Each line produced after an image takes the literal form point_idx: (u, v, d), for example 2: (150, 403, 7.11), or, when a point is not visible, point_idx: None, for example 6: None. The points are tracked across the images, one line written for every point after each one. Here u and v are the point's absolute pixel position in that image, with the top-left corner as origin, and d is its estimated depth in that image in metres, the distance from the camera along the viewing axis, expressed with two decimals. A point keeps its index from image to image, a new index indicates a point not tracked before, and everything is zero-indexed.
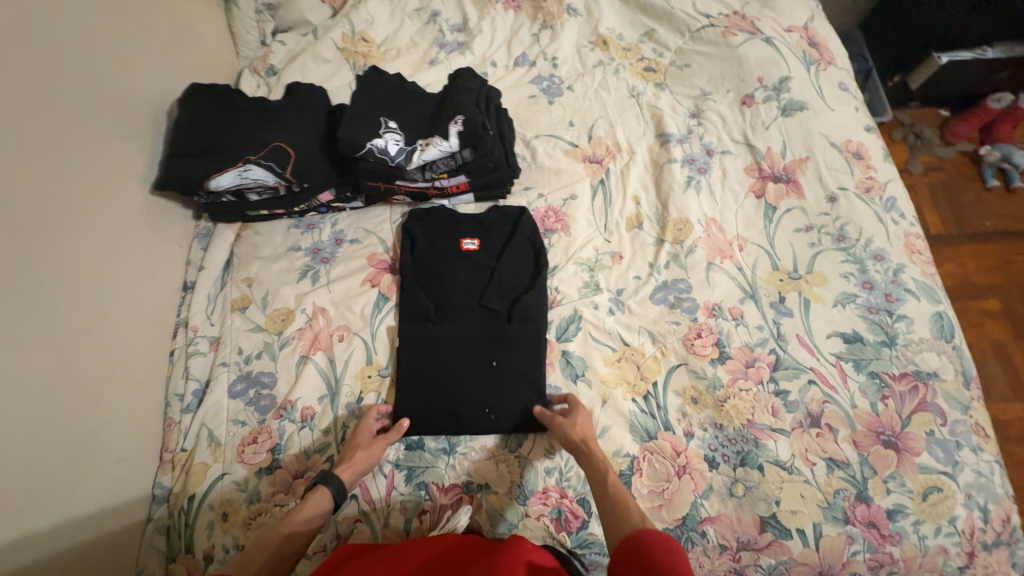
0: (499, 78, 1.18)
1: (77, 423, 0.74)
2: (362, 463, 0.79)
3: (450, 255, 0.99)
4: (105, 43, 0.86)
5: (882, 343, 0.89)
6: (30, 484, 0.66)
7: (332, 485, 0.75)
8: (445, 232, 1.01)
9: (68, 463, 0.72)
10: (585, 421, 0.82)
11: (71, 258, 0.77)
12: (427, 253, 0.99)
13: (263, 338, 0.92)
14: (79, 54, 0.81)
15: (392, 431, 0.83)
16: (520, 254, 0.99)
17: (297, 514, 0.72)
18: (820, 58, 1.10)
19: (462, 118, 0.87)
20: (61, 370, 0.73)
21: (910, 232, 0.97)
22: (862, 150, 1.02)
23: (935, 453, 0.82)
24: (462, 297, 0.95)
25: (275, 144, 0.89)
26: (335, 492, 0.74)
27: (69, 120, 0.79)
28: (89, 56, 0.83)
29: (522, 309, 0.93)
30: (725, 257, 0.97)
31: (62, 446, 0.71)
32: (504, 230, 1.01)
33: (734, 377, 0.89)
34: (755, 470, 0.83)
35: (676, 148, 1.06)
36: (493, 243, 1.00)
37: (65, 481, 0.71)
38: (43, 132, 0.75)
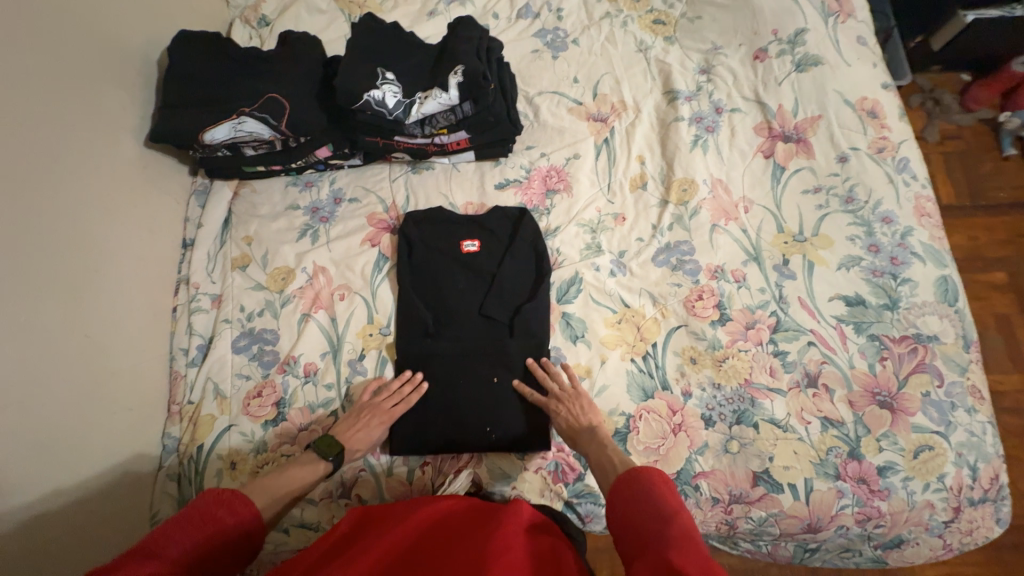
0: (501, 31, 1.13)
1: (84, 376, 0.75)
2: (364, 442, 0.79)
3: (449, 259, 0.95)
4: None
5: (884, 306, 0.89)
6: (41, 428, 0.68)
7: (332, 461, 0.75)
8: (442, 235, 0.96)
9: (74, 410, 0.73)
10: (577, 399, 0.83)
11: (69, 210, 0.76)
12: (426, 259, 0.95)
13: (264, 296, 0.92)
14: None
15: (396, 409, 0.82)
16: (522, 259, 0.95)
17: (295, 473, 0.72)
18: (840, 9, 1.04)
19: (463, 68, 0.83)
20: (64, 323, 0.73)
21: (921, 194, 0.94)
22: (878, 108, 0.97)
23: (930, 413, 0.83)
24: (462, 307, 0.92)
25: (270, 95, 0.84)
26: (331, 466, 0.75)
27: (54, 65, 0.76)
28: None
29: (523, 322, 0.89)
30: (730, 219, 0.95)
31: (71, 397, 0.73)
32: (505, 234, 0.97)
33: (734, 338, 0.89)
34: (750, 427, 0.84)
35: (684, 106, 1.02)
36: (494, 247, 0.96)
37: (75, 430, 0.73)
38: (30, 78, 0.72)
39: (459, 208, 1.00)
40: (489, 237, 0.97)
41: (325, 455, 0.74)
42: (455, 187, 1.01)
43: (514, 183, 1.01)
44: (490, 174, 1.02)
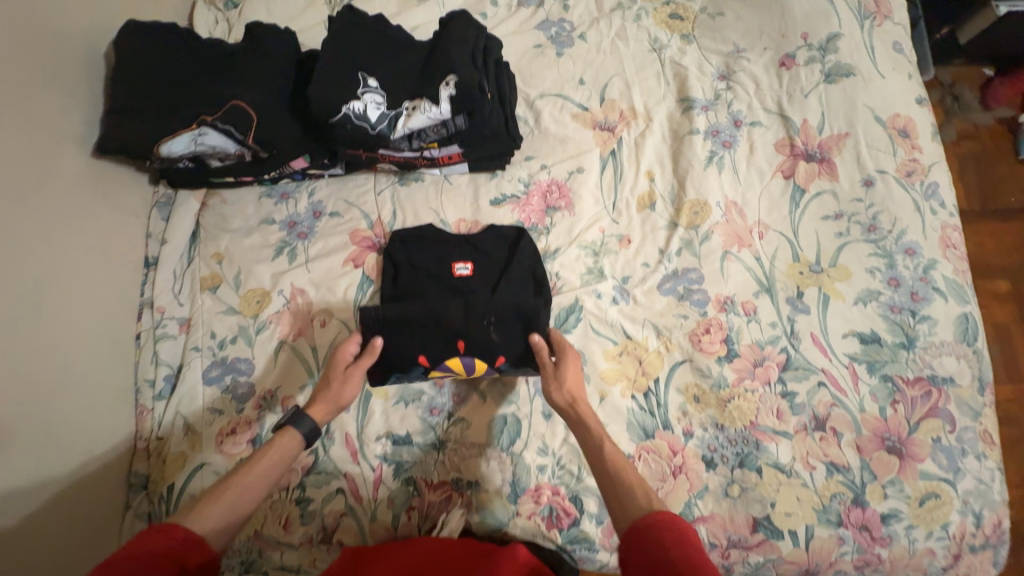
0: (500, 21, 1.01)
1: (33, 423, 0.68)
2: (334, 403, 0.72)
3: (438, 281, 0.86)
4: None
5: (900, 344, 0.84)
6: None
7: (303, 427, 0.69)
8: (431, 257, 0.88)
9: (25, 461, 0.67)
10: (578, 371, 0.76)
11: (5, 237, 0.67)
12: (413, 281, 0.87)
13: (237, 321, 0.85)
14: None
15: (366, 354, 0.75)
16: (520, 284, 0.87)
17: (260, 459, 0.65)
18: (877, 10, 0.93)
19: (455, 78, 0.73)
20: (4, 368, 0.65)
21: (948, 223, 0.88)
22: (910, 126, 0.89)
23: (939, 460, 0.80)
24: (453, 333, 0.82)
25: (233, 102, 0.74)
26: (305, 434, 0.69)
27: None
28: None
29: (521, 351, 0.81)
30: (743, 246, 0.89)
31: (19, 447, 0.66)
32: (501, 256, 0.89)
33: (740, 377, 0.84)
34: (753, 472, 0.81)
35: (699, 117, 0.93)
36: (489, 270, 0.88)
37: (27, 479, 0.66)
38: None
39: (451, 225, 0.91)
40: (483, 260, 0.89)
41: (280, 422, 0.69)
42: (447, 203, 0.92)
43: (511, 199, 0.92)
44: (485, 188, 0.93)
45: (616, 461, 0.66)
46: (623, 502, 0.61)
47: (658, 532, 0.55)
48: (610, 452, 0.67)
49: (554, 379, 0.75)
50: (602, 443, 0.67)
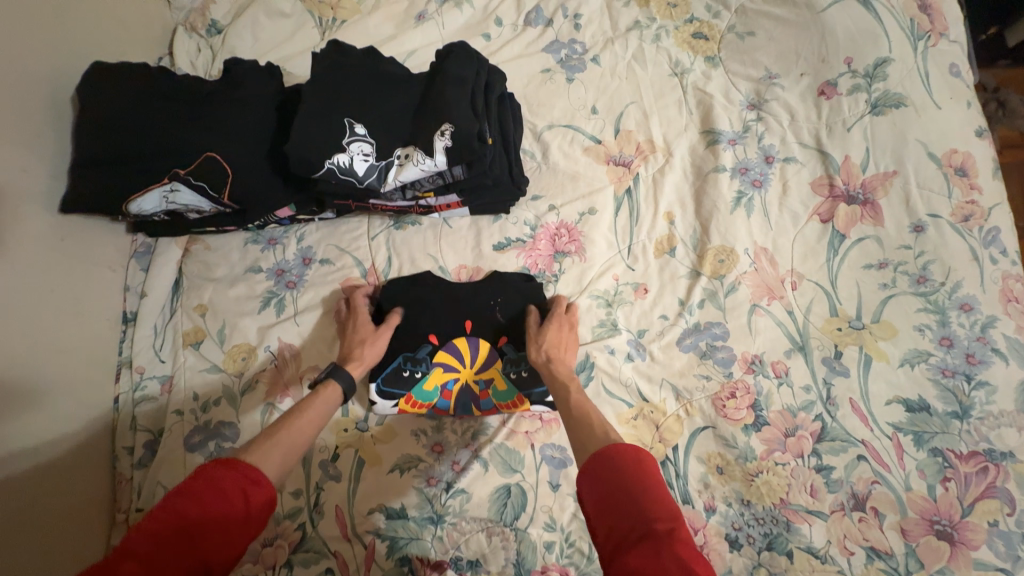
0: (505, 42, 0.92)
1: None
2: (369, 360, 0.74)
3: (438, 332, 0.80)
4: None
5: (952, 414, 0.75)
6: None
7: (343, 378, 0.70)
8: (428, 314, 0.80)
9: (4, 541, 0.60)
10: (560, 331, 0.76)
11: None
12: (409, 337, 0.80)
13: (221, 381, 0.79)
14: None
15: (390, 321, 0.78)
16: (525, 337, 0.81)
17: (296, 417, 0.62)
18: (932, 27, 0.82)
19: (451, 126, 0.65)
20: None
21: (1010, 273, 0.77)
22: (968, 164, 0.79)
23: (996, 547, 0.71)
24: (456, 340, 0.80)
25: (207, 154, 0.67)
26: (346, 387, 0.70)
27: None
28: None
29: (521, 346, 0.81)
30: (773, 298, 0.80)
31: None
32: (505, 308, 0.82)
33: (770, 449, 0.76)
34: (783, 556, 0.72)
35: (726, 152, 0.84)
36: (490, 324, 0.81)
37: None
38: None
39: (451, 274, 0.84)
40: (486, 316, 0.81)
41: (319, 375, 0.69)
42: (446, 248, 0.85)
43: (516, 244, 0.84)
44: (488, 232, 0.85)
45: (582, 407, 0.63)
46: (584, 437, 0.57)
47: (612, 460, 0.51)
48: (578, 401, 0.64)
49: (535, 340, 0.76)
50: (569, 396, 0.66)
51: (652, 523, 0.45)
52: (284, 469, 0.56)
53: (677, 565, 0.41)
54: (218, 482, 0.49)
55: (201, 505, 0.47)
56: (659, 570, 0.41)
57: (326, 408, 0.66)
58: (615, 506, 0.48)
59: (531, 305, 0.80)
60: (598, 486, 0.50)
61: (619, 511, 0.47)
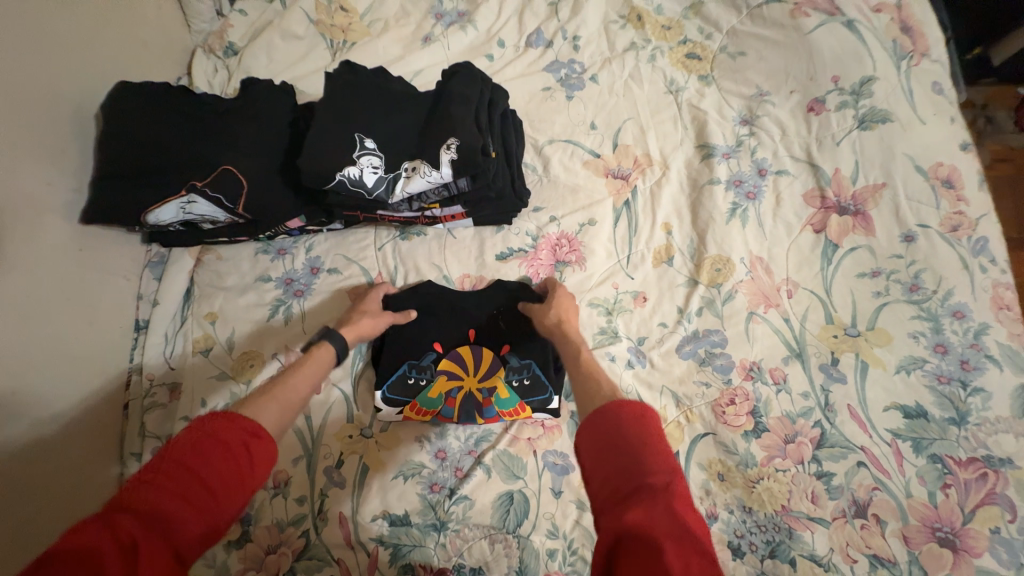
0: (507, 63, 0.96)
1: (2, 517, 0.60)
2: (366, 332, 0.75)
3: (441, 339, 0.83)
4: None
5: (949, 420, 0.76)
6: None
7: (336, 340, 0.70)
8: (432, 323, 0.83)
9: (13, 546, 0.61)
10: (568, 300, 0.79)
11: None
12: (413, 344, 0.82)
13: (229, 388, 0.80)
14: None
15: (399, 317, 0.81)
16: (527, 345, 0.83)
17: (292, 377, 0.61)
18: (914, 48, 0.86)
19: (457, 140, 0.68)
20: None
21: (1001, 281, 0.79)
22: (955, 176, 0.82)
23: (999, 555, 0.70)
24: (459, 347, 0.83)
25: (224, 167, 0.70)
26: (339, 348, 0.70)
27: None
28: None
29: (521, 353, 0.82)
30: (770, 306, 0.81)
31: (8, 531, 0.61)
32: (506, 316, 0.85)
33: (770, 455, 0.76)
34: (786, 564, 0.72)
35: (720, 165, 0.87)
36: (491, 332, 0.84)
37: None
38: None
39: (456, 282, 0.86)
40: (492, 328, 0.83)
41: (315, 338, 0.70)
42: (450, 257, 0.87)
43: (518, 254, 0.87)
44: (491, 242, 0.88)
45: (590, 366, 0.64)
46: (589, 394, 0.57)
47: (612, 416, 0.51)
48: (585, 361, 0.66)
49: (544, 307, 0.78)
50: (578, 351, 0.69)
51: (646, 479, 0.45)
52: (282, 423, 0.56)
53: (669, 514, 0.42)
54: (220, 435, 0.49)
55: (205, 459, 0.47)
56: (649, 524, 0.42)
57: (321, 368, 0.66)
58: (612, 463, 0.48)
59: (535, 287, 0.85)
60: (594, 442, 0.50)
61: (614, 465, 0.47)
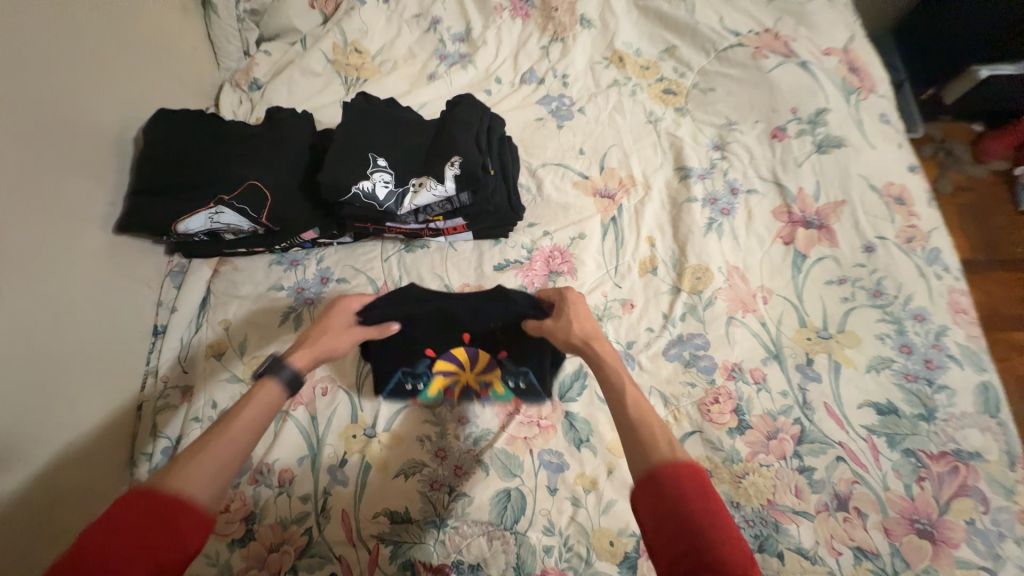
0: (503, 97, 1.07)
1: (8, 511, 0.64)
2: (318, 351, 0.73)
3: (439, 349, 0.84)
4: (46, 67, 0.73)
5: (919, 416, 0.81)
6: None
7: (284, 372, 0.65)
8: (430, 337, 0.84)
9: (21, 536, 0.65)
10: (584, 317, 0.78)
11: (35, 311, 0.70)
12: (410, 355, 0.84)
13: (239, 390, 0.84)
14: (17, 83, 0.69)
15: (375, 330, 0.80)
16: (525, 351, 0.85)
17: (235, 422, 0.57)
18: (861, 85, 0.98)
19: (460, 158, 0.77)
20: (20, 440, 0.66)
21: (955, 287, 0.87)
22: (905, 194, 0.91)
23: (976, 545, 0.74)
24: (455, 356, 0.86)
25: (250, 182, 0.78)
26: (287, 380, 0.65)
27: (8, 164, 0.67)
28: (32, 88, 0.71)
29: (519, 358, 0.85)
30: (747, 311, 0.88)
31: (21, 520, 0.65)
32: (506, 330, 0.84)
33: (754, 451, 0.80)
34: (774, 558, 0.75)
35: (697, 185, 0.96)
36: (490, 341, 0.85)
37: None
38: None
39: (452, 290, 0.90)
40: (486, 340, 0.84)
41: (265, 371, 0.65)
42: (451, 268, 0.93)
43: (514, 265, 0.93)
44: (489, 254, 0.95)
45: (642, 409, 0.61)
46: (645, 450, 0.56)
47: (675, 482, 0.51)
48: (635, 403, 0.62)
49: (560, 313, 0.78)
50: (624, 387, 0.65)
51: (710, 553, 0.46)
52: (223, 479, 0.53)
53: None
54: (145, 509, 0.47)
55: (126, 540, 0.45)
56: None
57: (269, 404, 0.62)
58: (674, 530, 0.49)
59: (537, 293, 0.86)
60: (658, 504, 0.51)
61: (678, 532, 0.48)
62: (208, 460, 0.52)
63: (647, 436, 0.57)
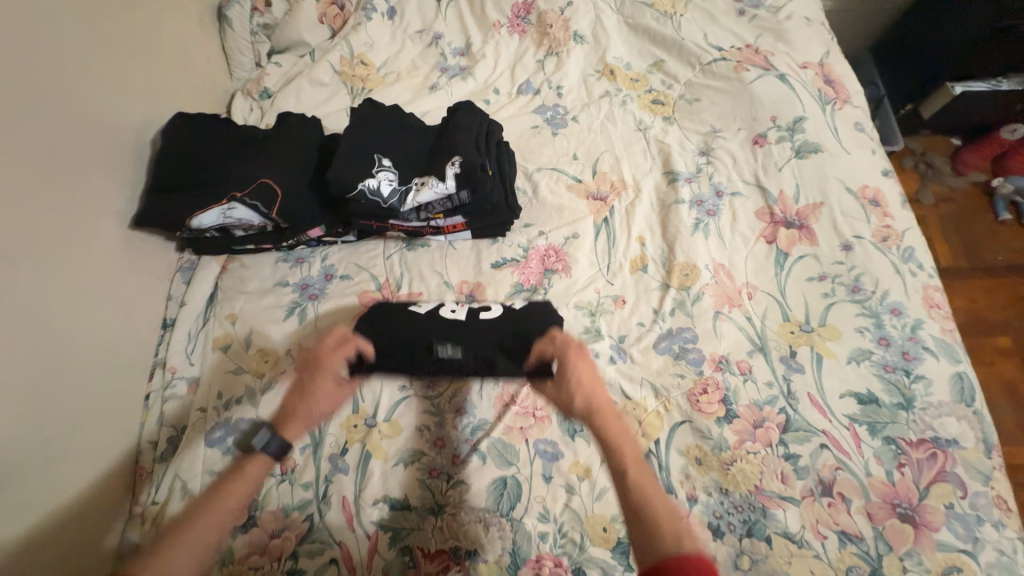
0: (501, 106, 1.14)
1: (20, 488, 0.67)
2: (304, 419, 0.76)
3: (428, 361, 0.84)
4: (73, 74, 0.79)
5: (899, 405, 0.84)
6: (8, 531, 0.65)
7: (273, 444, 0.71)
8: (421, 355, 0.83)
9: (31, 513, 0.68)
10: (585, 372, 0.76)
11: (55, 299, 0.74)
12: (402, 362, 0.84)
13: (245, 381, 0.86)
14: (46, 88, 0.74)
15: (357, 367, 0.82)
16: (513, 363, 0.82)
17: (219, 502, 0.65)
18: (836, 96, 1.05)
19: (460, 158, 0.83)
20: (38, 420, 0.70)
21: (929, 284, 0.92)
22: (879, 196, 0.97)
23: (955, 529, 0.77)
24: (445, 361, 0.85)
25: (262, 180, 0.83)
26: (274, 455, 0.71)
27: (36, 162, 0.72)
28: (58, 92, 0.76)
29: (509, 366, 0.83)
30: (733, 306, 0.92)
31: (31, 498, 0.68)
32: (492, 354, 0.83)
33: (741, 439, 0.84)
34: (762, 542, 0.77)
35: (684, 188, 1.02)
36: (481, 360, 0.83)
37: (5, 558, 0.64)
38: (27, 174, 0.71)
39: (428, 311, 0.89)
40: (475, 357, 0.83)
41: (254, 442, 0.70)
42: (450, 266, 0.97)
43: (511, 263, 0.98)
44: (487, 252, 0.99)
45: (644, 490, 0.66)
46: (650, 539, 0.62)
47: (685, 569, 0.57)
48: (642, 489, 0.66)
49: (562, 376, 0.77)
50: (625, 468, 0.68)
51: None
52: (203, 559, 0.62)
53: None
54: None
55: None
56: None
57: (253, 481, 0.69)
58: None
59: (535, 346, 0.81)
60: None
61: None
62: (189, 542, 0.61)
63: (654, 521, 0.63)
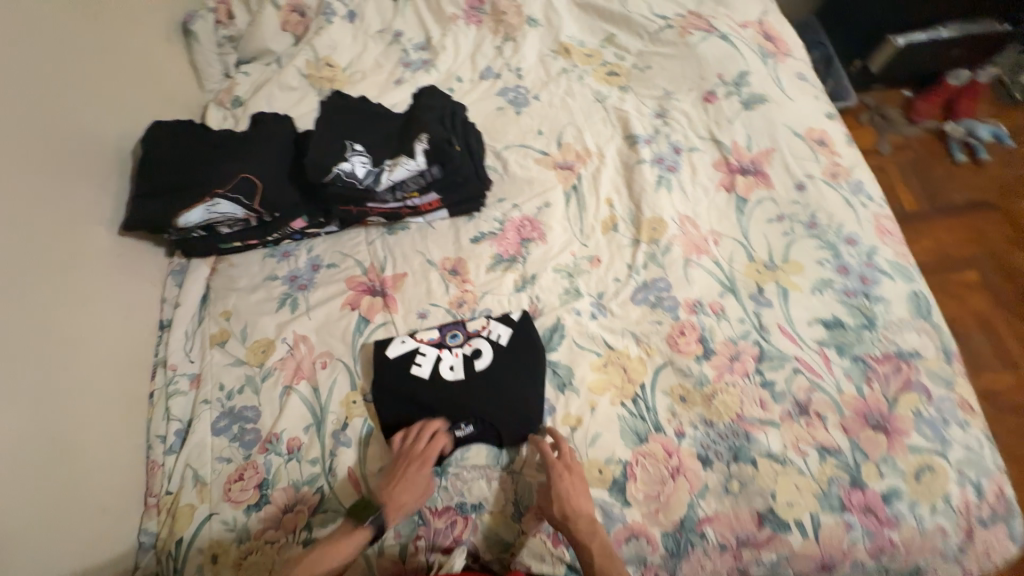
0: (465, 92, 1.18)
1: (45, 480, 0.70)
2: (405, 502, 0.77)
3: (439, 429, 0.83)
4: (52, 90, 0.83)
5: (862, 325, 0.90)
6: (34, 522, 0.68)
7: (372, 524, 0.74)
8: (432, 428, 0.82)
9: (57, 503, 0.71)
10: (574, 486, 0.78)
11: (55, 302, 0.78)
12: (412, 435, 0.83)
13: (244, 371, 0.90)
14: (27, 104, 0.79)
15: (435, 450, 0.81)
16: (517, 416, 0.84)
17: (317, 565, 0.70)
18: (777, 50, 1.12)
19: (427, 136, 0.92)
20: (53, 416, 0.74)
21: (879, 213, 0.98)
22: (826, 137, 1.03)
23: (924, 431, 0.82)
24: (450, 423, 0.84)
25: (242, 176, 0.88)
26: (374, 531, 0.74)
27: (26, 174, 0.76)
28: (39, 107, 0.81)
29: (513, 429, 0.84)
30: (701, 253, 0.98)
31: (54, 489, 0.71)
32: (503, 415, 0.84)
33: (720, 372, 0.89)
34: (748, 464, 0.82)
35: (644, 149, 1.07)
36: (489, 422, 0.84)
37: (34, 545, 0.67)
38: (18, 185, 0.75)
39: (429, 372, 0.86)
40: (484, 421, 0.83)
41: (363, 516, 0.74)
42: (431, 244, 1.01)
43: (489, 236, 1.02)
44: (465, 229, 1.02)
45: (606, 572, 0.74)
46: None
47: None
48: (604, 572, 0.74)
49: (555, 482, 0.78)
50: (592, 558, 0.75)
51: None
52: None
53: None
54: None
55: None
56: None
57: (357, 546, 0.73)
58: None
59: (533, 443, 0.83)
60: None
61: None
62: None
63: None
